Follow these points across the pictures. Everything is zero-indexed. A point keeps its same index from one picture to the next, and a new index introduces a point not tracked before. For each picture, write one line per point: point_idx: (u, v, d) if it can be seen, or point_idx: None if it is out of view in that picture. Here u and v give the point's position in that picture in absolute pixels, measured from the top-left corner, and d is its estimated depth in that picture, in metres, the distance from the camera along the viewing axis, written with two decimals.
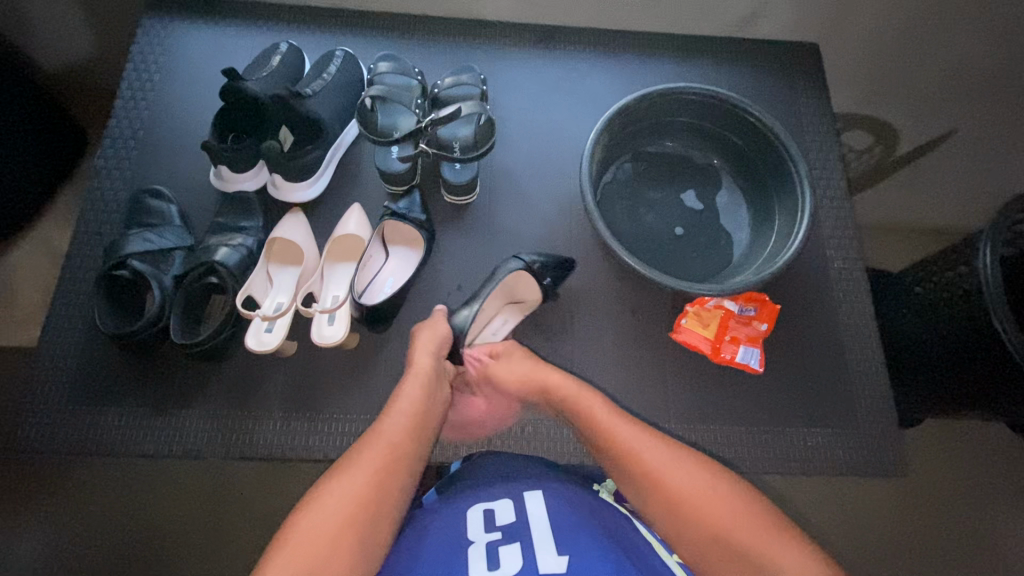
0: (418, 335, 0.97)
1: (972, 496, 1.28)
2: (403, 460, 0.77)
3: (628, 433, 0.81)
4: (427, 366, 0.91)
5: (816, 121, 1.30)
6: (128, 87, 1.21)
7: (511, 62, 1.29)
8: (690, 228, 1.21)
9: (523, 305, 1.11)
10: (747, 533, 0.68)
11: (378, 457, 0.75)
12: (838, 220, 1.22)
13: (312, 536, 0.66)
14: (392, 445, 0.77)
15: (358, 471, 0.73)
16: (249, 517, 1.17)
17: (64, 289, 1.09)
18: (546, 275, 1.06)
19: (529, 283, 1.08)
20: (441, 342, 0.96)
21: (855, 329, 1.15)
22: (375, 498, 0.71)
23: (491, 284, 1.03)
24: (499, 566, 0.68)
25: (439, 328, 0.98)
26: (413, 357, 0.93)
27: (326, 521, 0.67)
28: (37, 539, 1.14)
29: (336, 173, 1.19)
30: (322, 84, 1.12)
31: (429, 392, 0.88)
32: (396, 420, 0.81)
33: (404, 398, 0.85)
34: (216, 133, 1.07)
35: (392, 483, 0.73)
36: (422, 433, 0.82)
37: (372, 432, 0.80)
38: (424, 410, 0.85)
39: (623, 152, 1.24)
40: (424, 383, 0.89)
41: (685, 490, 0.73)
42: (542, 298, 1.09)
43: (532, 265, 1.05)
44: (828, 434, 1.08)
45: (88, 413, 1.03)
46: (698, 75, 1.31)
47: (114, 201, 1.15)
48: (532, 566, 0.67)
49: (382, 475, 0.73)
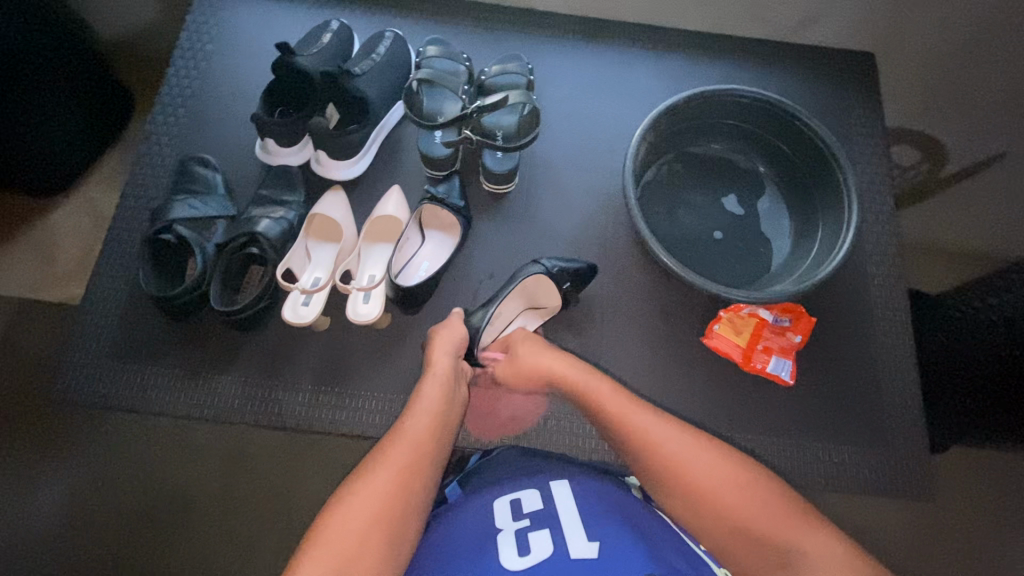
0: (436, 334, 0.96)
1: (997, 528, 1.24)
2: (426, 460, 0.77)
3: (653, 423, 0.80)
4: (446, 366, 0.90)
5: (867, 132, 1.27)
6: (181, 56, 1.24)
7: (558, 54, 1.28)
8: (729, 233, 1.19)
9: (543, 310, 1.09)
10: (775, 520, 0.70)
11: (401, 457, 0.75)
12: (882, 235, 1.20)
13: (341, 535, 0.67)
14: (415, 445, 0.77)
15: (382, 472, 0.73)
16: (266, 485, 1.20)
17: (110, 248, 1.12)
18: (564, 280, 1.04)
19: (548, 289, 1.06)
20: (458, 344, 0.96)
21: (891, 348, 1.13)
22: (400, 497, 0.71)
23: (508, 288, 1.02)
24: (530, 551, 0.70)
25: (456, 330, 0.97)
26: (432, 355, 0.92)
27: (354, 521, 0.68)
28: (67, 486, 1.18)
29: (378, 154, 1.19)
30: (371, 64, 1.12)
31: (448, 391, 0.87)
32: (417, 419, 0.81)
33: (424, 398, 0.85)
34: (264, 106, 1.08)
35: (416, 483, 0.74)
36: (444, 432, 0.82)
37: (395, 431, 0.80)
38: (444, 409, 0.85)
39: (665, 151, 1.23)
40: (443, 383, 0.88)
41: (713, 481, 0.73)
42: (561, 304, 1.07)
43: (552, 271, 1.03)
44: (856, 451, 1.06)
45: (125, 371, 1.05)
46: (748, 78, 1.29)
47: (162, 166, 1.17)
48: (564, 552, 0.69)
49: (406, 475, 0.73)
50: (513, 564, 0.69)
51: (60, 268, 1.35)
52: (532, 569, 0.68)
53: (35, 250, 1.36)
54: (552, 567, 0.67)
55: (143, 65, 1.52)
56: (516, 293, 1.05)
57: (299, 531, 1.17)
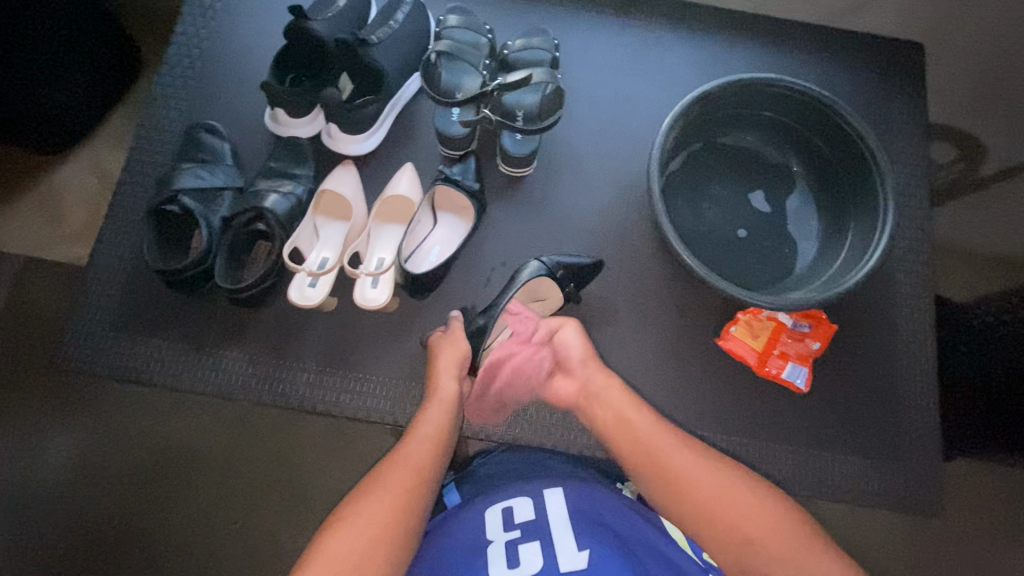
0: (438, 351, 0.93)
1: (999, 545, 1.23)
2: (426, 484, 0.76)
3: (666, 442, 0.79)
4: (452, 392, 0.88)
5: (909, 129, 1.20)
6: (190, 13, 1.18)
7: (587, 29, 1.20)
8: (754, 231, 1.15)
9: (545, 304, 1.06)
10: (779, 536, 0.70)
11: (403, 480, 0.74)
12: (915, 240, 1.14)
13: (339, 556, 0.66)
14: (416, 468, 0.76)
15: (384, 495, 0.72)
16: (269, 454, 1.20)
17: (115, 214, 1.09)
18: (567, 281, 1.01)
19: (549, 286, 1.02)
20: (462, 361, 0.92)
21: (912, 361, 1.09)
22: (400, 522, 0.70)
23: (511, 290, 0.97)
24: (520, 563, 0.73)
25: (460, 347, 0.93)
26: (435, 378, 0.90)
27: (353, 543, 0.67)
28: (71, 445, 1.20)
29: (393, 129, 1.14)
30: (388, 32, 1.04)
31: (451, 414, 0.86)
32: (420, 442, 0.80)
33: (428, 421, 0.83)
34: (274, 73, 1.03)
35: (416, 508, 0.73)
36: (444, 456, 0.81)
37: (396, 452, 0.79)
38: (446, 432, 0.83)
39: (693, 139, 1.17)
40: (448, 408, 0.86)
41: (723, 500, 0.73)
42: (563, 300, 1.04)
43: (552, 272, 1.00)
44: (865, 463, 1.04)
45: (128, 341, 1.04)
46: (785, 66, 1.21)
47: (168, 130, 1.13)
48: (553, 564, 0.72)
49: (406, 499, 0.72)
50: None
51: (69, 227, 1.33)
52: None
53: (41, 207, 1.34)
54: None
55: (150, 18, 1.45)
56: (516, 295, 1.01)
57: (300, 499, 1.19)
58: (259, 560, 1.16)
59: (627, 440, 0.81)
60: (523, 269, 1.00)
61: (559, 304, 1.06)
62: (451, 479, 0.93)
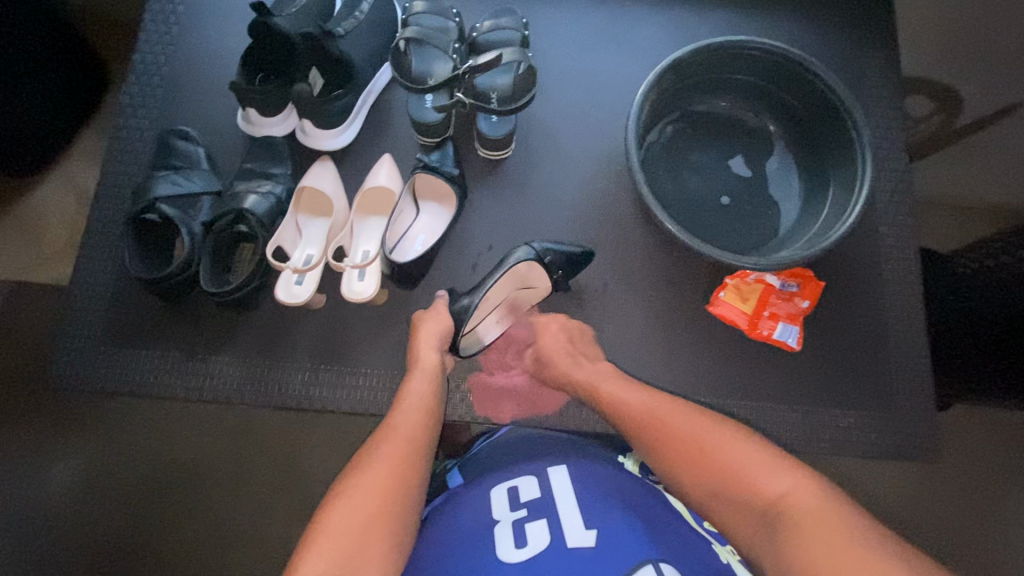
0: (420, 326, 0.94)
1: (1000, 487, 1.25)
2: (419, 453, 0.76)
3: (659, 404, 0.81)
4: (433, 361, 0.90)
5: (883, 83, 1.20)
6: (152, 19, 1.16)
7: (555, 7, 1.20)
8: (736, 197, 1.15)
9: (534, 291, 1.06)
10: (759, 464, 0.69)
11: (395, 451, 0.75)
12: (895, 194, 1.15)
13: (340, 530, 0.66)
14: (406, 440, 0.77)
15: (377, 467, 0.72)
16: (274, 457, 1.20)
17: (94, 229, 1.08)
18: (555, 268, 1.01)
19: (539, 272, 1.02)
20: (442, 335, 0.94)
21: (901, 312, 1.10)
22: (398, 491, 0.71)
23: (497, 273, 0.97)
24: (528, 543, 0.70)
25: (442, 321, 0.95)
26: (417, 352, 0.91)
27: (352, 516, 0.67)
28: (75, 464, 1.20)
29: (367, 122, 1.13)
30: (354, 23, 1.03)
31: (436, 385, 0.87)
32: (408, 415, 0.81)
33: (412, 393, 0.84)
34: (242, 72, 1.02)
35: (411, 476, 0.73)
36: (433, 426, 0.82)
37: (384, 426, 0.79)
38: (432, 404, 0.84)
39: (670, 110, 1.16)
40: (431, 378, 0.88)
41: (706, 440, 0.74)
42: (552, 287, 1.03)
43: (542, 257, 0.99)
44: (861, 416, 1.05)
45: (120, 355, 1.03)
46: (756, 29, 1.21)
47: (141, 140, 1.12)
48: (560, 537, 0.70)
49: (400, 469, 0.73)
50: (511, 556, 0.69)
51: (49, 248, 1.31)
52: (531, 561, 0.68)
53: (21, 229, 1.32)
54: (549, 558, 0.67)
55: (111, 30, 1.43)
56: (506, 279, 1.01)
57: (307, 501, 1.19)
58: (273, 561, 1.17)
59: (624, 418, 0.81)
60: (512, 253, 1.00)
61: (548, 292, 1.05)
62: (454, 464, 0.93)
